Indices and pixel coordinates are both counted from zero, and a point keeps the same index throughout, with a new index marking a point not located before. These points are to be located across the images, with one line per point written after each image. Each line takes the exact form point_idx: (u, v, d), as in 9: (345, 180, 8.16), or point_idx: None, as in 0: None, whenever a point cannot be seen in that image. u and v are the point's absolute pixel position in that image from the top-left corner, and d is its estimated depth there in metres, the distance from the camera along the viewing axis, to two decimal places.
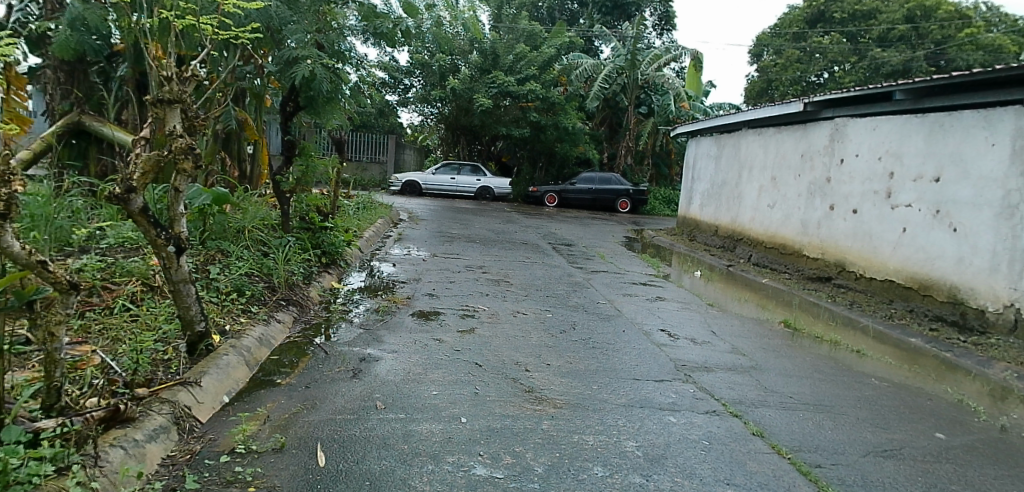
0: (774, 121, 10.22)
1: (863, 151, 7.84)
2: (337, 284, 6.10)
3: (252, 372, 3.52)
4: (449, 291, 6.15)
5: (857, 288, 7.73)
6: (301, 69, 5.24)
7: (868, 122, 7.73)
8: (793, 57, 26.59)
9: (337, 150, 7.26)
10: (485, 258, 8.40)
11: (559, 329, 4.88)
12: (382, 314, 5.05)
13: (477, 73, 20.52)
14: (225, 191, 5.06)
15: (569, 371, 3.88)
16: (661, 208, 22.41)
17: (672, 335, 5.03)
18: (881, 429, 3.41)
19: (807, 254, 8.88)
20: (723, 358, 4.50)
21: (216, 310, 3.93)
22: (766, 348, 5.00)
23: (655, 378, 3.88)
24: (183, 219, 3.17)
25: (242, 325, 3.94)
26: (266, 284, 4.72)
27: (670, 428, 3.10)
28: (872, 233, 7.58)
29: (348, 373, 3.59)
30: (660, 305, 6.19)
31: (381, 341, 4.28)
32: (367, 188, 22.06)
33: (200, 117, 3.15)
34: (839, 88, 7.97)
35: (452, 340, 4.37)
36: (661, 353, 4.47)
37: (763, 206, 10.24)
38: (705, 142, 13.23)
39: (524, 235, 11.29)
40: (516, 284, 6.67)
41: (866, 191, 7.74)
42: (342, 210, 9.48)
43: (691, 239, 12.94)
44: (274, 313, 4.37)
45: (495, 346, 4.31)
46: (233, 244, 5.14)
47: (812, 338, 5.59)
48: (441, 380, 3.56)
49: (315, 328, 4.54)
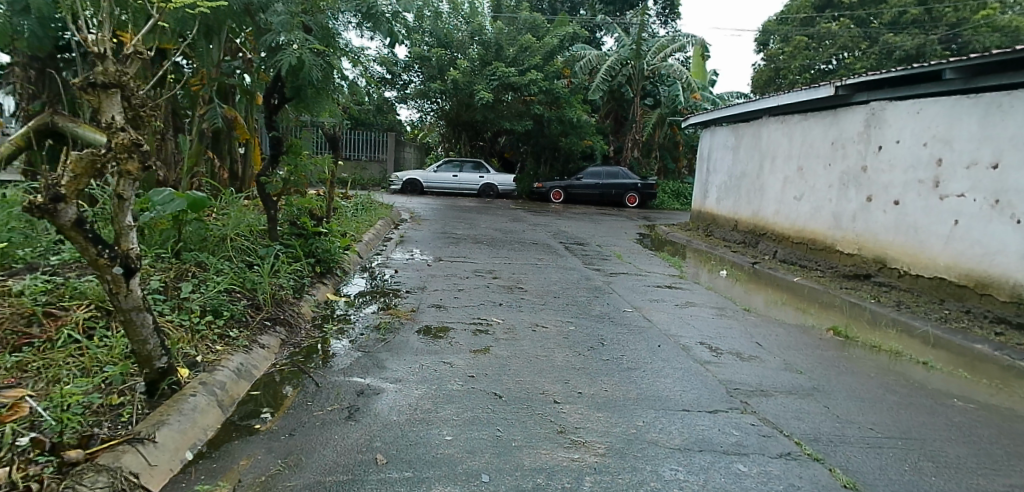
0: (799, 108, 9.60)
1: (905, 137, 7.22)
2: (334, 296, 5.50)
3: (226, 416, 2.88)
4: (458, 301, 5.54)
5: (902, 286, 7.11)
6: (287, 55, 4.51)
7: (911, 105, 7.12)
8: (802, 44, 25.87)
9: (332, 148, 6.60)
10: (494, 261, 7.79)
11: (586, 346, 4.28)
12: (384, 332, 4.44)
13: (479, 66, 19.86)
14: (204, 195, 4.44)
15: (606, 401, 3.27)
16: (670, 202, 21.78)
17: (714, 350, 4.42)
18: (994, 474, 2.80)
19: (841, 250, 8.27)
20: (779, 379, 3.88)
21: (185, 339, 3.30)
22: (822, 363, 4.39)
23: (708, 408, 3.26)
24: (131, 232, 2.50)
25: (217, 355, 3.32)
26: (249, 302, 4.09)
27: (743, 482, 2.52)
28: (918, 226, 6.96)
29: (343, 413, 2.98)
30: (693, 313, 5.57)
31: (382, 367, 3.68)
32: (367, 187, 21.55)
33: (146, 104, 2.47)
34: (877, 70, 7.37)
35: (466, 365, 3.77)
36: (707, 374, 3.86)
37: (788, 199, 9.62)
38: (721, 132, 12.57)
39: (533, 234, 10.67)
40: (531, 291, 6.06)
41: (909, 181, 7.12)
42: (339, 212, 8.92)
43: (708, 234, 12.30)
44: (257, 337, 3.74)
45: (515, 371, 3.70)
46: (212, 256, 4.53)
47: (867, 348, 4.97)
48: (456, 420, 2.95)
49: (305, 353, 3.91)
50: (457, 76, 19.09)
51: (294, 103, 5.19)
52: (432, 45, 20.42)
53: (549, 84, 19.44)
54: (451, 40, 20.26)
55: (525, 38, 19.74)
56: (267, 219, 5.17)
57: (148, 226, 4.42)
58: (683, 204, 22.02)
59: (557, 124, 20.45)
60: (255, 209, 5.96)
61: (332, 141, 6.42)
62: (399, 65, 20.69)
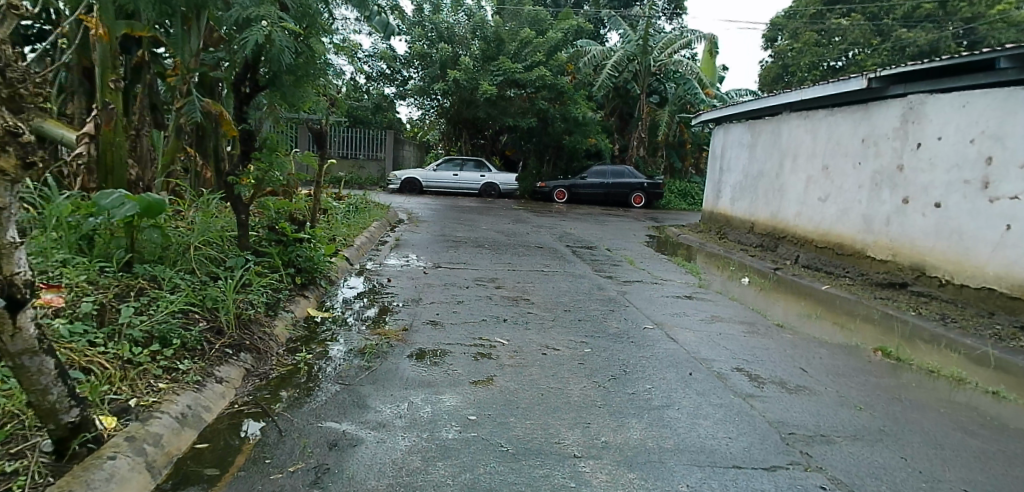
0: (825, 102, 8.98)
1: (947, 134, 6.60)
2: (316, 310, 4.87)
3: (155, 484, 2.27)
4: (456, 317, 4.91)
5: (943, 297, 6.47)
6: (253, 34, 3.83)
7: (956, 97, 6.50)
8: (811, 39, 25.13)
9: (319, 144, 5.97)
10: (497, 267, 7.16)
11: (606, 374, 3.65)
12: (369, 357, 3.81)
13: (481, 62, 19.20)
14: (163, 198, 3.80)
15: (638, 455, 2.66)
16: (676, 202, 21.14)
17: (755, 380, 3.79)
18: None
19: (872, 255, 7.65)
20: (837, 419, 3.26)
21: (114, 378, 2.68)
22: (881, 395, 3.76)
23: (763, 463, 2.67)
24: (15, 249, 1.88)
25: (158, 396, 2.71)
26: (209, 325, 3.46)
27: None
28: (962, 232, 6.32)
29: (309, 478, 2.36)
30: (721, 330, 4.95)
31: (364, 406, 3.04)
32: (364, 186, 20.89)
33: (31, 77, 1.89)
34: (918, 60, 6.76)
35: (464, 402, 3.15)
36: (753, 412, 3.24)
37: (812, 200, 9.01)
38: (737, 129, 11.93)
39: (538, 237, 10.05)
40: (538, 304, 5.44)
41: (952, 181, 6.49)
42: (329, 214, 8.29)
43: (722, 236, 11.68)
44: (214, 369, 3.11)
45: (524, 409, 3.08)
46: (169, 269, 3.91)
47: (925, 373, 4.33)
48: (452, 485, 2.35)
49: (274, 386, 3.28)
50: (457, 73, 18.41)
51: (269, 90, 4.51)
52: (433, 40, 19.84)
53: (553, 80, 18.80)
54: (452, 35, 19.61)
55: (529, 33, 19.11)
56: (238, 224, 4.54)
57: (94, 233, 3.81)
58: (690, 204, 21.37)
59: (562, 122, 19.82)
60: (228, 213, 5.34)
61: (318, 137, 5.77)
62: (398, 61, 20.16)
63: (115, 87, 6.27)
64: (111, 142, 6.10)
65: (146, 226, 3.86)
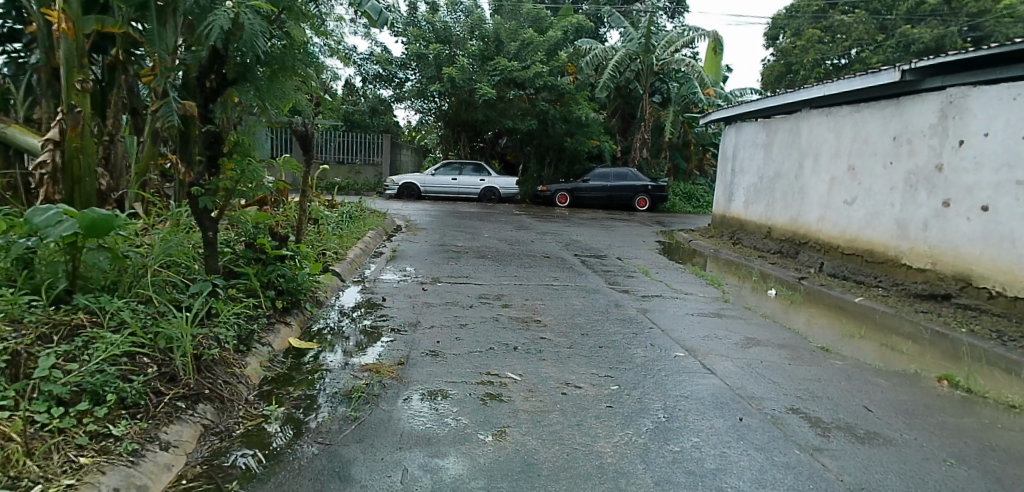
0: (849, 99, 8.41)
1: (995, 130, 6.02)
2: (299, 340, 4.21)
3: None
4: (460, 345, 4.28)
5: (993, 310, 5.88)
6: (216, 17, 3.20)
7: (1005, 90, 5.93)
8: (815, 37, 24.57)
9: (304, 150, 5.36)
10: (502, 282, 6.56)
11: (643, 425, 3.03)
12: (356, 404, 3.17)
13: (479, 62, 18.57)
14: (112, 214, 3.17)
15: None
16: (681, 205, 20.53)
17: (819, 428, 3.17)
18: None
19: (908, 263, 7.05)
20: (932, 483, 2.66)
21: (14, 458, 2.07)
22: (970, 444, 3.14)
23: None
24: None
25: (75, 478, 2.09)
26: (159, 371, 2.84)
27: None
28: (1014, 238, 5.73)
29: None
30: (761, 358, 4.34)
31: (348, 479, 2.42)
32: (360, 191, 20.25)
33: None
34: (962, 49, 6.20)
35: (474, 469, 2.53)
36: (829, 476, 2.64)
37: (837, 202, 8.42)
38: (749, 128, 11.35)
39: (544, 246, 9.44)
40: (551, 326, 4.82)
41: (1002, 182, 5.90)
42: (320, 224, 7.64)
43: (736, 242, 11.09)
44: (158, 431, 2.49)
45: (547, 479, 2.48)
46: (117, 299, 3.28)
47: (1006, 409, 3.72)
48: None
49: (236, 447, 2.66)
50: (453, 73, 17.75)
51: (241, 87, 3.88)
52: (430, 40, 19.25)
53: (553, 80, 18.23)
54: (448, 35, 19.04)
55: (528, 32, 18.53)
56: (204, 244, 3.92)
57: (31, 257, 3.21)
58: (695, 207, 20.78)
59: (563, 123, 19.29)
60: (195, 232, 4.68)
61: (303, 140, 5.14)
62: (394, 63, 19.57)
63: (82, 89, 5.57)
64: (79, 150, 5.44)
65: (91, 248, 3.25)
